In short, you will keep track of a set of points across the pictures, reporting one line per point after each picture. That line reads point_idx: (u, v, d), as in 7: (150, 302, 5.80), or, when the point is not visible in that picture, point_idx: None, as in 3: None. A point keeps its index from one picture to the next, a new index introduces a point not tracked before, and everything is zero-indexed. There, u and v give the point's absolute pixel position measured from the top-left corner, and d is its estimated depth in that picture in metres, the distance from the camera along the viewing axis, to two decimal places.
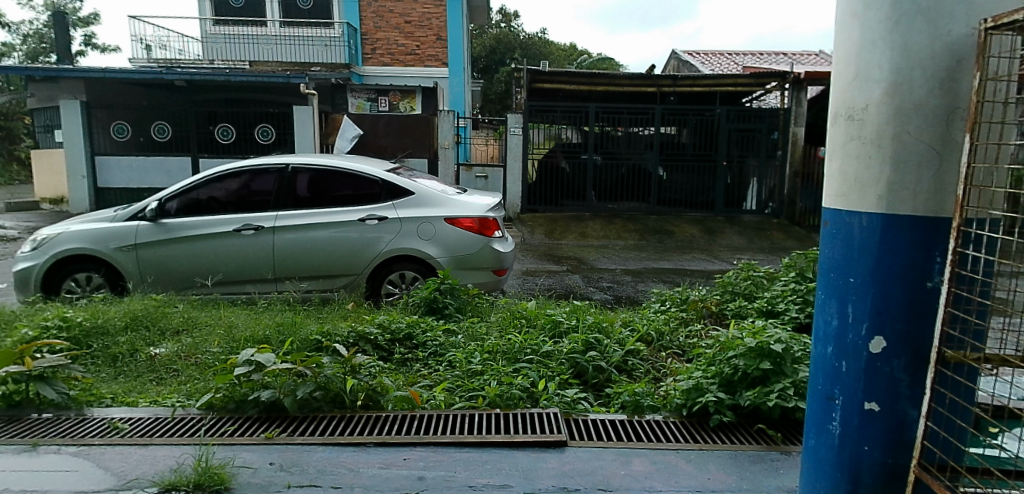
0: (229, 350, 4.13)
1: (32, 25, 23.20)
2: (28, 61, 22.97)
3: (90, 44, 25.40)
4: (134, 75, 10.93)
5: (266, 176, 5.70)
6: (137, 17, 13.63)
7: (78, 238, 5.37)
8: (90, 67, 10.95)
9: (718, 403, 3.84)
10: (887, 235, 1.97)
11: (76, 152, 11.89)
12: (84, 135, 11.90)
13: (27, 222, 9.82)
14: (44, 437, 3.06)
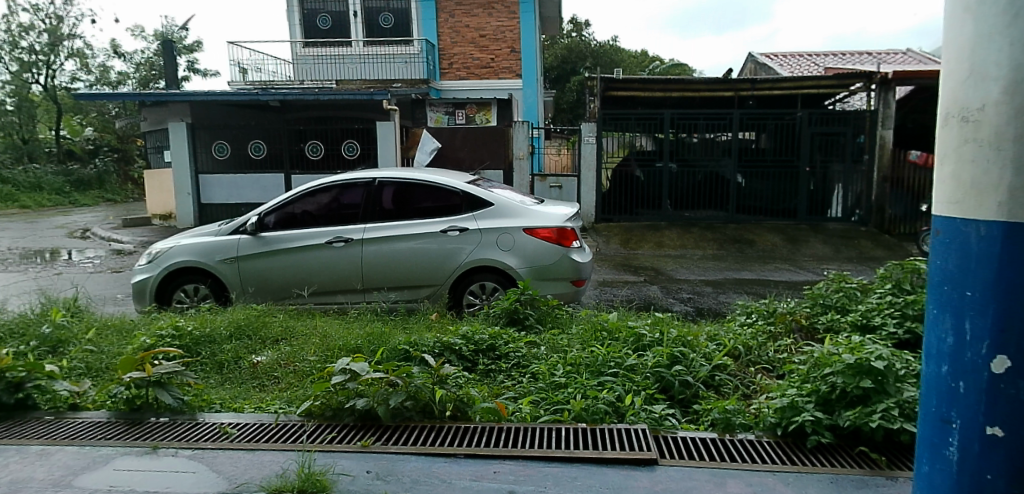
0: (324, 359, 4.29)
1: (143, 53, 25.16)
2: (140, 88, 24.95)
3: (193, 69, 27.25)
4: (232, 97, 11.59)
5: (354, 190, 5.90)
6: (234, 42, 14.36)
7: (187, 252, 5.71)
8: (195, 91, 11.68)
9: (816, 422, 3.60)
10: (1010, 246, 1.72)
11: (184, 170, 12.80)
12: (189, 155, 12.76)
13: (140, 237, 10.59)
14: (162, 440, 3.20)
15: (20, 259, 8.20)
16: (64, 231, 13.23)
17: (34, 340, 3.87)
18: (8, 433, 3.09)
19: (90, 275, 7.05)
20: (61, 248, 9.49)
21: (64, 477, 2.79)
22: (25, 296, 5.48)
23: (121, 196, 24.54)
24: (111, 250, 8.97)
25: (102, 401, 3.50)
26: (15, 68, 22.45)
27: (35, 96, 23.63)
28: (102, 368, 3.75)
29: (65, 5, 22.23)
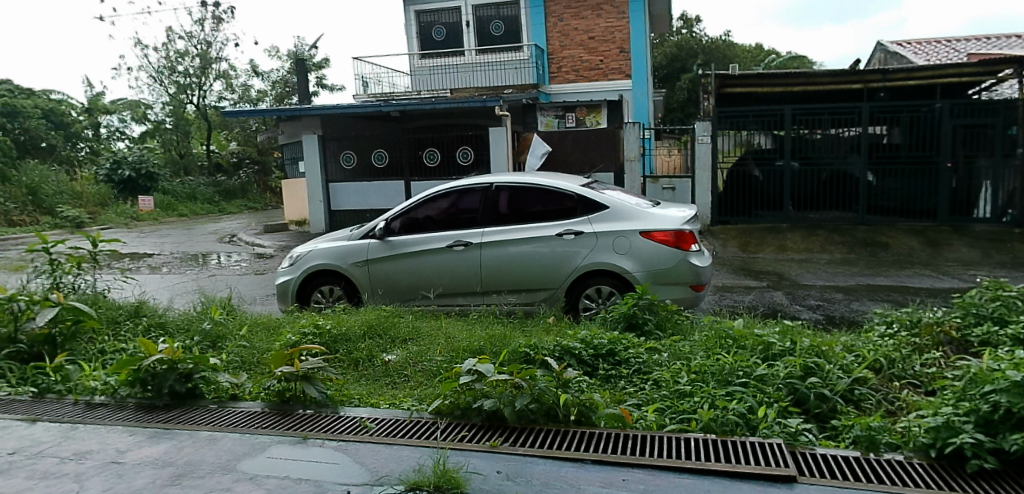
0: (450, 359, 4.39)
1: (279, 72, 27.39)
2: (276, 104, 27.19)
3: (322, 84, 29.31)
4: (357, 108, 12.26)
5: (472, 195, 6.04)
6: (359, 58, 14.98)
7: (323, 255, 6.09)
8: (325, 104, 12.48)
9: (976, 445, 3.18)
10: None
11: (316, 179, 13.72)
12: (320, 165, 13.66)
13: (279, 242, 11.48)
14: (310, 432, 3.42)
15: (180, 262, 9.11)
16: (215, 237, 14.58)
17: (198, 335, 4.26)
18: (180, 418, 3.38)
19: (239, 277, 7.70)
20: (212, 252, 10.43)
21: (229, 462, 3.01)
22: (188, 296, 6.06)
23: (260, 205, 26.80)
24: (254, 255, 9.75)
25: (257, 392, 3.77)
26: (173, 91, 25.11)
27: (189, 115, 26.08)
28: (255, 362, 4.07)
29: (214, 31, 24.65)
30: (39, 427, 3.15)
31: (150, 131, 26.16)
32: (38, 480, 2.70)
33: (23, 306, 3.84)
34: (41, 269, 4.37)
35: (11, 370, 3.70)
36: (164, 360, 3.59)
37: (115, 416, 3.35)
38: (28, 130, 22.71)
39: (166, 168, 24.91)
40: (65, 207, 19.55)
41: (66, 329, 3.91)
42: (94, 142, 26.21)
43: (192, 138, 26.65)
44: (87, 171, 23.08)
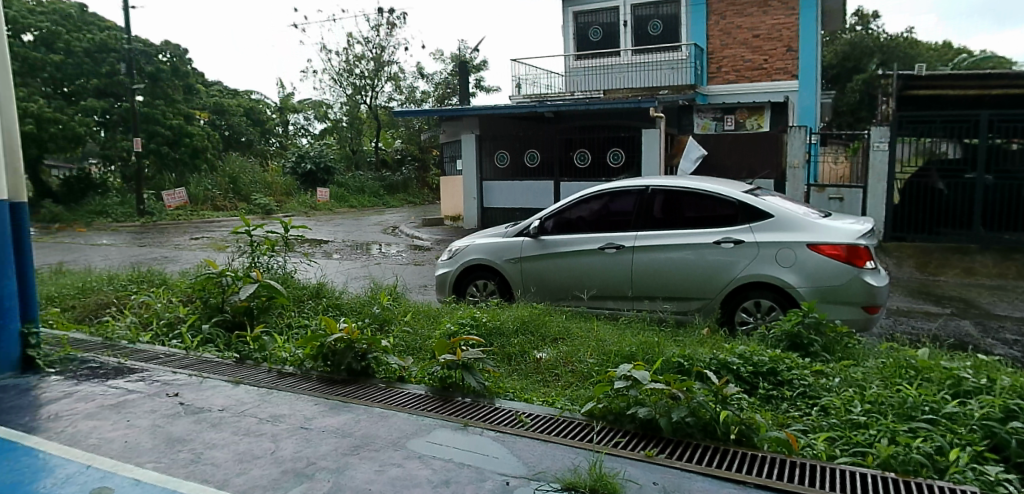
0: (602, 362, 4.33)
1: (443, 74, 28.88)
2: (438, 104, 28.69)
3: (480, 86, 30.49)
4: (513, 109, 12.57)
5: (626, 197, 5.93)
6: (517, 60, 15.48)
7: (479, 250, 6.30)
8: (482, 105, 12.93)
9: None
10: None
11: (472, 177, 14.30)
12: (476, 163, 14.19)
13: (435, 236, 12.06)
14: (471, 419, 3.53)
15: (350, 250, 9.88)
16: (380, 227, 15.68)
17: (368, 317, 4.59)
18: (355, 393, 3.65)
19: (402, 266, 8.20)
20: (377, 242, 11.21)
21: (400, 439, 3.19)
22: (359, 281, 6.55)
23: (420, 200, 28.37)
24: (412, 247, 10.33)
25: (421, 376, 3.97)
26: (350, 92, 27.34)
27: (363, 114, 28.28)
28: (417, 348, 4.30)
29: (387, 36, 26.56)
30: (242, 388, 3.53)
31: (329, 128, 28.78)
32: (243, 436, 3.01)
33: (230, 281, 4.33)
34: (243, 249, 4.91)
35: (219, 338, 4.21)
36: (343, 339, 3.90)
37: (302, 386, 3.68)
38: (233, 126, 25.93)
39: (341, 162, 27.24)
40: (258, 194, 22.06)
41: (262, 303, 4.35)
42: (283, 138, 29.37)
43: (364, 135, 28.93)
44: (276, 163, 25.88)
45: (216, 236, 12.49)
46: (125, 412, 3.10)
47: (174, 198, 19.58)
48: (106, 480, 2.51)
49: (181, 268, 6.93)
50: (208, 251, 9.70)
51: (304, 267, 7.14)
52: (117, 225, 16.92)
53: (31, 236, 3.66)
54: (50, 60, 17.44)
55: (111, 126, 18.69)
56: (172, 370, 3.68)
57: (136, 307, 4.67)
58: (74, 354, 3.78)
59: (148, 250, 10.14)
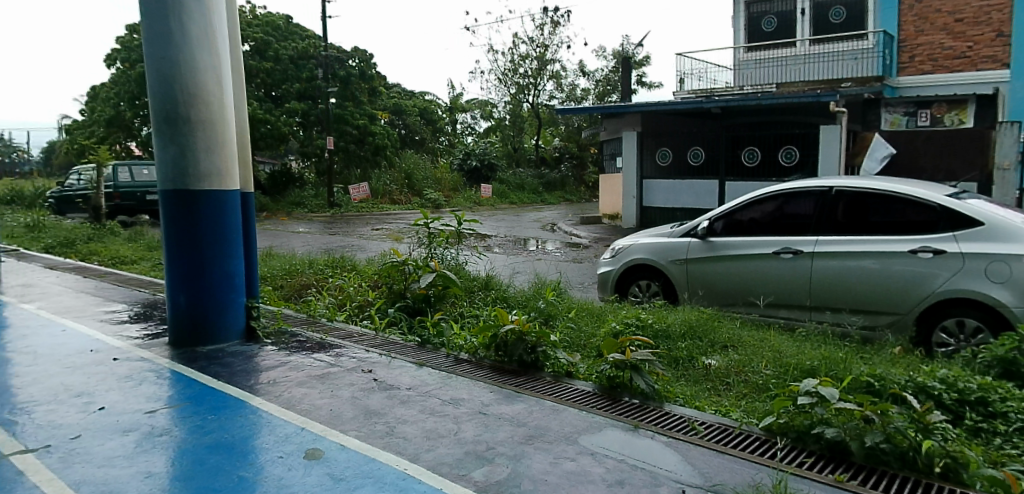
0: (780, 375, 4.03)
1: (604, 71, 28.78)
2: (598, 101, 28.68)
3: (641, 82, 29.94)
4: (678, 105, 12.15)
5: (805, 199, 5.46)
6: (682, 53, 14.79)
7: (643, 250, 6.18)
8: (646, 100, 12.66)
9: None
10: None
11: (632, 176, 14.04)
12: (637, 162, 13.92)
13: (593, 233, 12.07)
14: (642, 422, 3.44)
15: (511, 244, 10.17)
16: (538, 224, 15.98)
17: (534, 311, 4.70)
18: (527, 385, 3.74)
19: (563, 263, 8.28)
20: (536, 238, 11.43)
21: (571, 434, 3.19)
22: (525, 275, 6.75)
23: (576, 197, 28.58)
24: (569, 244, 10.41)
25: (589, 374, 3.97)
26: (513, 91, 27.93)
27: (525, 113, 28.93)
28: (583, 345, 4.36)
29: (551, 35, 26.82)
30: (426, 370, 3.75)
31: (492, 127, 29.83)
32: (428, 415, 3.19)
33: (411, 269, 4.73)
34: (421, 239, 5.26)
35: (402, 321, 4.53)
36: (515, 330, 4.04)
37: (477, 373, 3.84)
38: (409, 125, 27.62)
39: (503, 160, 28.10)
40: (429, 189, 23.46)
41: (437, 291, 4.66)
42: (451, 136, 31.08)
43: (525, 133, 29.65)
44: (444, 161, 27.40)
45: (394, 228, 13.50)
46: (330, 382, 3.42)
47: (357, 192, 21.16)
48: (316, 442, 2.78)
49: (370, 255, 7.55)
50: (387, 241, 10.46)
51: (474, 260, 7.48)
52: (311, 215, 18.88)
53: (256, 223, 4.18)
54: (262, 67, 19.83)
55: (308, 126, 20.84)
56: (365, 349, 4.00)
57: (332, 289, 5.17)
58: (285, 327, 4.26)
59: (339, 237, 11.19)
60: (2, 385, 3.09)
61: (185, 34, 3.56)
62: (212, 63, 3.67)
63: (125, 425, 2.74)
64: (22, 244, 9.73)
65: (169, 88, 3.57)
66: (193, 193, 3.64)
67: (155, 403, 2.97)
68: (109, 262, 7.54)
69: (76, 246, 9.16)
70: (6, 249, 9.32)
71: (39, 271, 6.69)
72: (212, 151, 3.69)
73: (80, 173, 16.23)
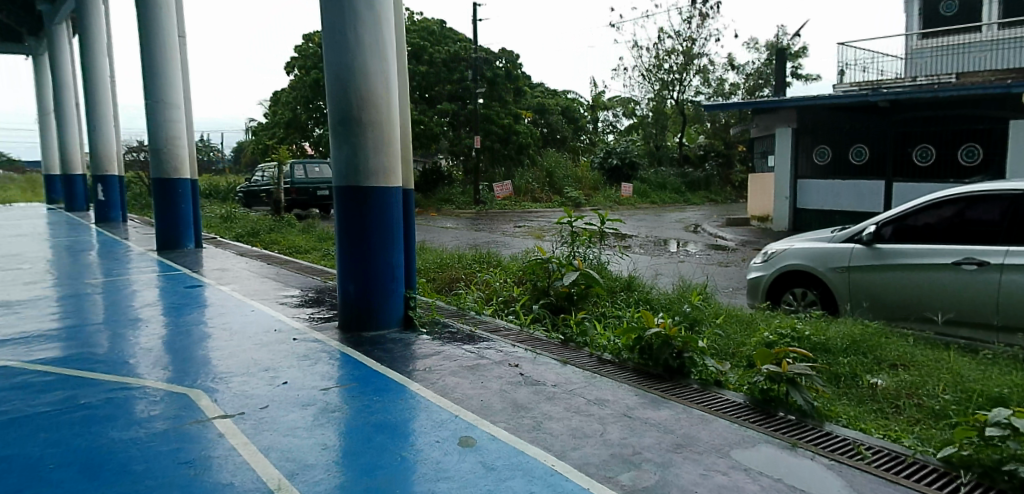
0: (961, 401, 3.51)
1: (755, 64, 27.15)
2: (748, 96, 27.12)
3: (796, 74, 27.87)
4: (841, 98, 11.17)
5: (993, 203, 4.78)
6: (844, 43, 13.48)
7: (799, 256, 5.73)
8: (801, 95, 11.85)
9: None
10: None
11: (784, 175, 13.17)
12: (791, 160, 13.00)
13: (740, 236, 11.47)
14: (801, 441, 3.14)
15: (652, 245, 9.95)
16: (680, 224, 15.49)
17: (679, 314, 4.57)
18: (674, 391, 3.63)
19: (707, 266, 7.96)
20: (677, 239, 11.10)
21: (722, 446, 3.01)
22: (668, 278, 6.59)
23: (721, 197, 27.17)
24: (713, 246, 9.98)
25: (741, 385, 3.76)
26: (658, 87, 26.98)
27: (669, 109, 28.05)
28: (732, 354, 4.19)
29: (698, 28, 25.75)
30: (570, 368, 3.77)
31: (635, 124, 29.33)
32: (574, 413, 3.20)
33: (555, 268, 4.81)
34: (564, 237, 5.42)
35: (546, 318, 4.62)
36: (660, 334, 3.93)
37: (621, 375, 3.80)
38: (551, 124, 27.81)
39: (644, 158, 27.56)
40: (569, 188, 23.55)
41: (580, 290, 4.71)
42: (592, 134, 31.06)
43: (668, 130, 28.75)
44: (585, 159, 27.46)
45: (535, 225, 13.74)
46: (480, 374, 3.55)
47: (502, 189, 21.64)
48: (469, 431, 2.89)
49: (516, 251, 7.73)
50: (530, 238, 10.66)
51: (616, 260, 7.43)
52: (459, 212, 19.69)
53: (415, 219, 4.43)
54: (418, 71, 21.05)
55: (458, 126, 21.81)
56: (512, 343, 4.10)
57: (480, 284, 5.38)
58: (438, 318, 4.49)
59: (485, 234, 11.58)
60: (206, 355, 3.54)
61: (359, 42, 3.86)
62: (381, 68, 3.94)
63: (304, 399, 3.02)
64: (219, 233, 11.12)
65: (344, 93, 3.89)
66: (362, 189, 3.94)
67: (328, 382, 3.25)
68: (288, 251, 8.40)
69: (261, 235, 10.31)
70: (207, 236, 10.70)
71: (233, 257, 7.61)
72: (379, 150, 3.97)
73: (264, 171, 18.15)
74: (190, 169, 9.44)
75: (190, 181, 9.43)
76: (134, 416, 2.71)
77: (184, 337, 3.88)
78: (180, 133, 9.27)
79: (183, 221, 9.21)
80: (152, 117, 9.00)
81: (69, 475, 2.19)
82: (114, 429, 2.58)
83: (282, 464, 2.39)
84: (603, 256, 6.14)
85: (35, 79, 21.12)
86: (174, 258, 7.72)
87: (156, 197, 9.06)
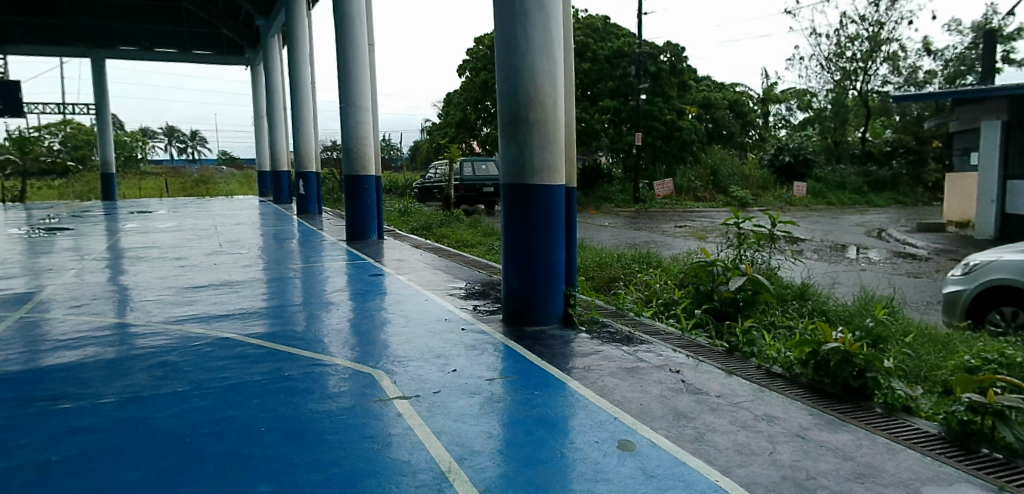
0: None
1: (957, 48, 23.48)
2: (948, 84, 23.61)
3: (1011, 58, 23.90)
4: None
5: None
6: None
7: (1011, 269, 4.88)
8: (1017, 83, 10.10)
9: None
10: None
11: (991, 174, 11.41)
12: (1000, 158, 11.27)
13: (937, 244, 10.09)
14: (1011, 484, 2.57)
15: (829, 250, 9.12)
16: (862, 229, 14.03)
17: (861, 328, 4.16)
18: (852, 414, 3.26)
19: (895, 276, 7.13)
20: (859, 245, 10.08)
21: (912, 481, 2.58)
22: (848, 287, 6.00)
23: (912, 200, 24.03)
24: (902, 254, 8.92)
25: (934, 414, 3.25)
26: (838, 77, 24.62)
27: (850, 101, 25.41)
28: (924, 378, 3.69)
29: (889, 10, 23.09)
30: (735, 379, 3.58)
31: (811, 118, 27.04)
32: (740, 428, 3.00)
33: (720, 271, 4.63)
34: (731, 240, 5.19)
35: (709, 324, 4.45)
36: (839, 349, 3.57)
37: (792, 391, 3.52)
38: (716, 119, 26.49)
39: (820, 155, 25.32)
40: (735, 186, 22.19)
41: (747, 296, 4.49)
42: (762, 130, 29.17)
43: (849, 124, 26.05)
44: (753, 156, 25.87)
45: (697, 226, 13.23)
46: (639, 377, 3.49)
47: (662, 188, 21.01)
48: (629, 434, 2.83)
49: (680, 252, 7.51)
50: (693, 239, 10.29)
51: (787, 266, 6.94)
52: (618, 210, 19.49)
53: (576, 217, 4.45)
54: (581, 68, 21.22)
55: (619, 123, 21.57)
56: (673, 348, 3.99)
57: (639, 284, 5.32)
58: (597, 317, 4.48)
59: (644, 233, 11.35)
60: (386, 340, 3.86)
61: (528, 42, 3.95)
62: (548, 68, 4.00)
63: (471, 387, 3.17)
64: (396, 226, 12.07)
65: (513, 92, 4.01)
66: (527, 187, 4.04)
67: (493, 372, 3.38)
68: (456, 245, 8.89)
69: (433, 229, 11.01)
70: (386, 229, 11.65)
71: (409, 249, 8.22)
72: (545, 149, 4.04)
73: (437, 168, 19.32)
74: (375, 166, 10.23)
75: (375, 178, 10.23)
76: (328, 391, 3.03)
77: (367, 321, 4.26)
78: (366, 133, 10.10)
79: (368, 215, 9.96)
80: (345, 119, 9.96)
81: (278, 438, 2.50)
82: (311, 400, 2.90)
83: (452, 447, 2.53)
84: (774, 263, 5.78)
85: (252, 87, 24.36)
86: (361, 248, 8.50)
87: (347, 193, 9.95)
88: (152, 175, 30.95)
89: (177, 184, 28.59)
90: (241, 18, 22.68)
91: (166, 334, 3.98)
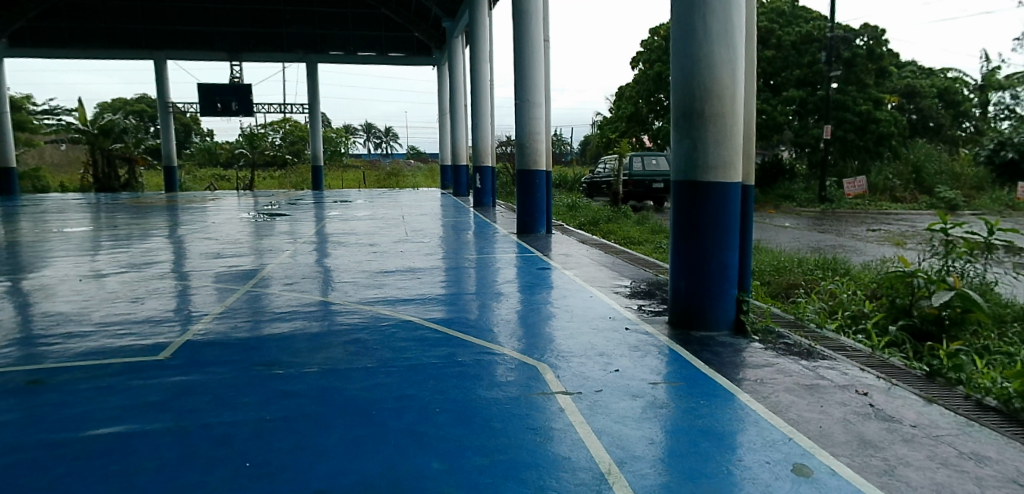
0: None
1: None
2: None
3: None
4: None
5: None
6: None
7: None
8: None
9: None
10: None
11: None
12: None
13: None
14: None
15: None
16: None
17: None
18: None
19: None
20: None
21: None
22: None
23: None
24: None
25: None
26: None
27: None
28: None
29: None
30: (936, 409, 3.12)
31: None
32: (940, 465, 2.57)
33: (922, 284, 4.12)
34: (937, 249, 4.56)
35: (906, 343, 3.94)
36: None
37: (1010, 428, 2.98)
38: (922, 110, 23.44)
39: None
40: (943, 185, 19.30)
41: (955, 314, 3.97)
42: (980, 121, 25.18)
43: None
44: (967, 151, 22.44)
45: (895, 230, 11.81)
46: (819, 396, 3.19)
47: (854, 186, 18.91)
48: (805, 458, 2.58)
49: (878, 259, 6.74)
50: (890, 244, 9.22)
51: (1010, 281, 5.97)
52: (799, 210, 18.01)
53: (753, 218, 4.16)
54: (764, 56, 19.89)
55: (805, 115, 19.90)
56: (860, 367, 3.60)
57: (822, 293, 4.89)
58: (773, 327, 4.16)
59: (829, 237, 10.37)
60: (552, 333, 3.92)
61: (707, 32, 3.75)
62: (727, 58, 3.77)
63: (634, 390, 3.12)
64: (564, 221, 12.26)
65: (688, 85, 3.84)
66: (700, 184, 3.86)
67: (657, 377, 3.29)
68: (622, 242, 8.79)
69: (600, 225, 11.01)
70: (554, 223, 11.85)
71: (576, 244, 8.30)
72: (721, 144, 3.83)
73: (605, 162, 19.21)
74: (546, 161, 10.45)
75: (545, 173, 10.44)
76: (495, 379, 3.15)
77: (534, 313, 4.37)
78: (539, 129, 10.32)
79: (539, 210, 10.17)
80: (520, 114, 10.27)
81: (450, 420, 2.65)
82: (481, 387, 3.03)
83: (612, 449, 2.50)
84: (993, 278, 5.01)
85: (438, 85, 26.07)
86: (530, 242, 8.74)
87: (519, 187, 10.25)
88: (352, 167, 34.57)
89: (372, 177, 31.55)
90: (431, 20, 24.36)
91: (359, 313, 4.41)
